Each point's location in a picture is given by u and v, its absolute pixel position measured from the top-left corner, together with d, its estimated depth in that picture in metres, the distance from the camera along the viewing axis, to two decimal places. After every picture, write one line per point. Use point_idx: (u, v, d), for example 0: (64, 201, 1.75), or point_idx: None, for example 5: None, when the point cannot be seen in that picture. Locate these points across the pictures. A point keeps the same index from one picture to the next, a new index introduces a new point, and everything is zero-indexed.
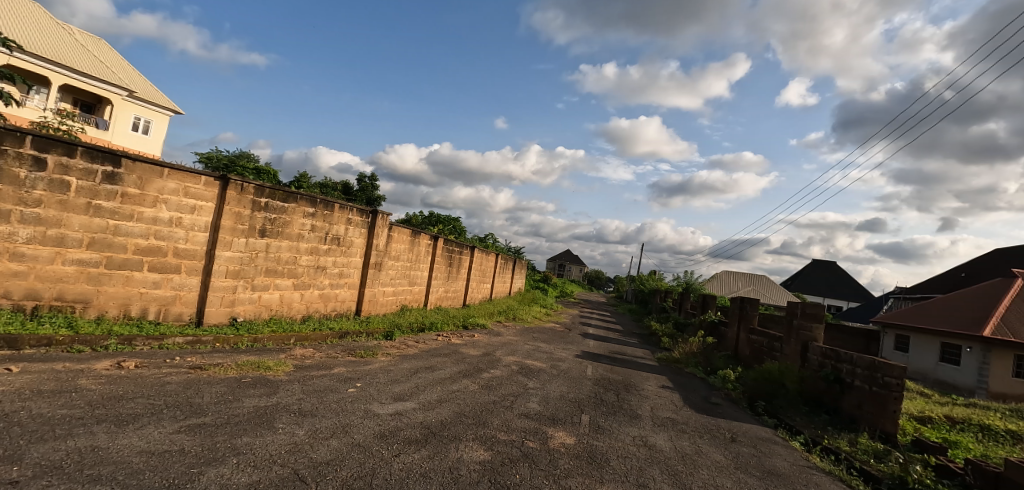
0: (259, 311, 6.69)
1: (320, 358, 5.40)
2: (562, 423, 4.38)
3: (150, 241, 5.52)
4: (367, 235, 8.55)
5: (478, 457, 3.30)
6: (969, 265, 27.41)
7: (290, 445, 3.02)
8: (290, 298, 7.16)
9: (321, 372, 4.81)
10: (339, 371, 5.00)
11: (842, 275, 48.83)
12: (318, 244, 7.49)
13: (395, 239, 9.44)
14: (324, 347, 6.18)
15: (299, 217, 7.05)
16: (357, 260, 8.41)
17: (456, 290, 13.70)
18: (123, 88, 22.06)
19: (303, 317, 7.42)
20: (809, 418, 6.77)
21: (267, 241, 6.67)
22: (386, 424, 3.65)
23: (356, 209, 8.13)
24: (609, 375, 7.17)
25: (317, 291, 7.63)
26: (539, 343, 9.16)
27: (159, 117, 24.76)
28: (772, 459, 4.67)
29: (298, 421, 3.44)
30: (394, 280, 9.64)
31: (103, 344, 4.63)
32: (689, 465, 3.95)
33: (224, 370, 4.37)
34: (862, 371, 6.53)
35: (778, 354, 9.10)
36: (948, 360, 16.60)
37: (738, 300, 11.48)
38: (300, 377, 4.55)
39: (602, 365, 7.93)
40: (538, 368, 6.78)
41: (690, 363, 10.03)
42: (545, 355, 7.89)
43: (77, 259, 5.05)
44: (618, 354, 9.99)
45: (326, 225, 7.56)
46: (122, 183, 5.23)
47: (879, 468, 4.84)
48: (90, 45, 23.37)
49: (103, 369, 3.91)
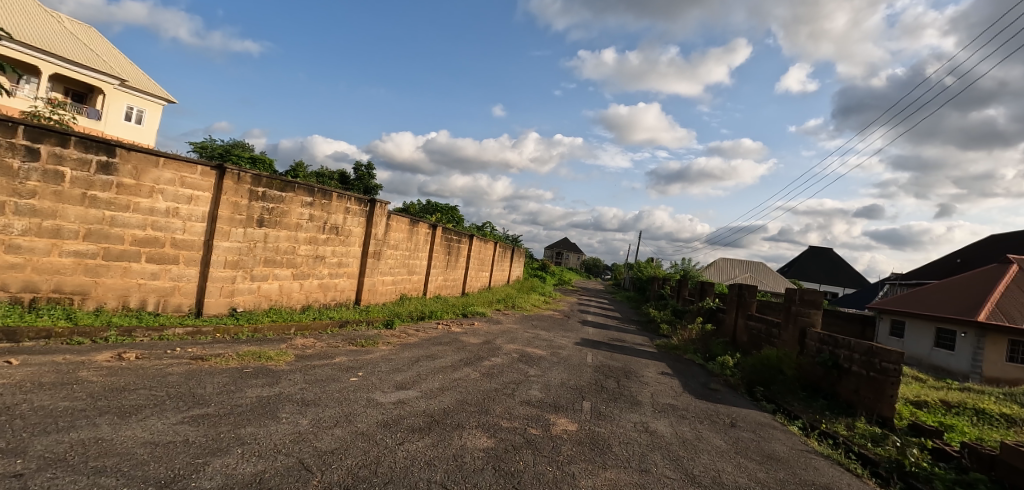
0: (258, 301, 6.66)
1: (321, 347, 5.41)
2: (564, 410, 4.41)
3: (147, 232, 5.48)
4: (365, 224, 8.50)
5: (482, 445, 3.32)
6: (964, 251, 27.61)
7: (294, 434, 3.03)
8: (290, 288, 7.14)
9: (323, 362, 4.81)
10: (341, 360, 5.00)
11: (839, 262, 49.17)
12: (317, 233, 7.45)
13: (394, 228, 9.40)
14: (324, 336, 6.18)
15: (296, 207, 6.99)
16: (356, 249, 8.38)
17: (455, 278, 13.71)
18: (114, 77, 21.75)
19: (303, 307, 7.41)
20: (807, 403, 6.82)
21: (265, 231, 6.62)
22: (389, 413, 3.67)
23: (354, 197, 8.07)
24: (609, 362, 7.20)
25: (317, 281, 7.60)
26: (539, 331, 9.20)
27: (152, 107, 24.50)
28: (771, 443, 4.72)
29: (301, 410, 3.44)
30: (393, 269, 9.62)
31: (103, 336, 4.62)
32: (691, 450, 3.99)
33: (226, 361, 4.37)
34: (859, 357, 6.62)
35: (776, 340, 9.17)
36: (942, 345, 16.82)
37: (736, 286, 11.55)
38: (301, 366, 4.54)
39: (601, 352, 7.96)
40: (539, 355, 6.79)
41: (689, 349, 10.08)
42: (545, 343, 7.92)
43: (74, 251, 5.01)
44: (616, 341, 10.04)
45: (325, 215, 7.52)
46: (117, 173, 5.18)
47: (876, 452, 4.91)
48: (79, 33, 23.00)
49: (104, 361, 3.89)
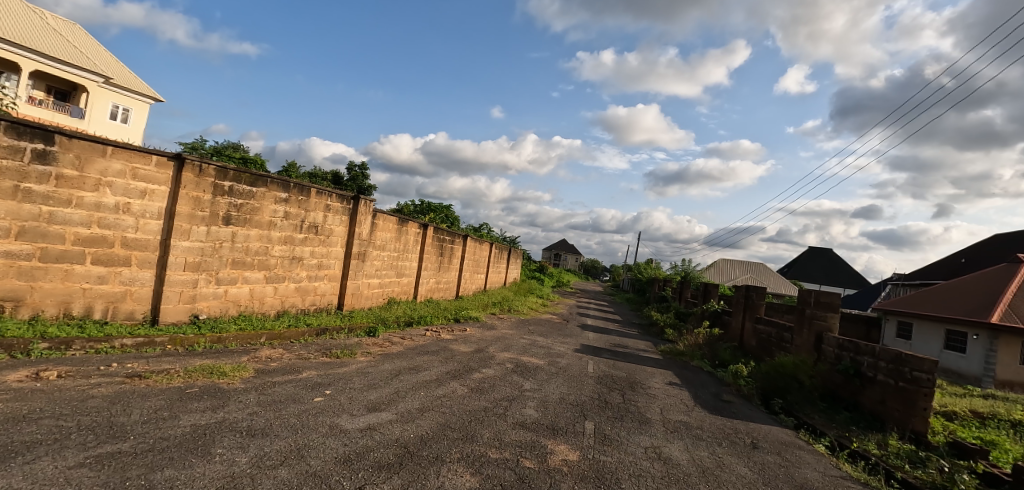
0: (225, 307, 5.99)
1: (288, 360, 4.77)
2: (564, 434, 3.79)
3: (92, 231, 4.86)
4: (348, 223, 7.88)
5: (463, 485, 2.70)
6: (968, 251, 27.20)
7: (224, 479, 2.40)
8: (262, 292, 6.46)
9: (286, 378, 4.18)
10: (309, 375, 4.36)
11: (840, 263, 48.71)
12: (293, 233, 6.82)
13: (381, 228, 8.78)
14: (296, 345, 5.53)
15: (269, 203, 6.36)
16: (338, 250, 7.74)
17: (448, 280, 13.06)
18: (98, 74, 21.08)
19: (278, 313, 6.73)
20: (829, 415, 6.20)
21: (233, 229, 5.96)
22: (353, 444, 3.03)
23: (335, 194, 7.46)
24: (612, 372, 6.59)
25: (293, 285, 6.94)
26: (536, 337, 8.57)
27: (138, 105, 23.83)
28: (801, 469, 4.12)
29: (242, 444, 2.82)
30: (380, 271, 8.98)
31: (27, 349, 3.99)
32: (712, 483, 3.38)
33: (168, 378, 3.75)
34: (886, 365, 6.12)
35: (789, 346, 8.56)
36: (952, 347, 16.32)
37: (743, 288, 10.98)
38: (259, 384, 3.92)
39: (603, 360, 7.33)
40: (535, 365, 6.17)
41: (696, 355, 9.44)
42: (542, 351, 7.29)
43: (5, 252, 4.40)
44: (619, 347, 9.42)
45: (302, 212, 6.89)
46: (57, 163, 4.57)
47: (918, 476, 4.31)
48: (63, 29, 22.36)
49: (15, 381, 3.28)
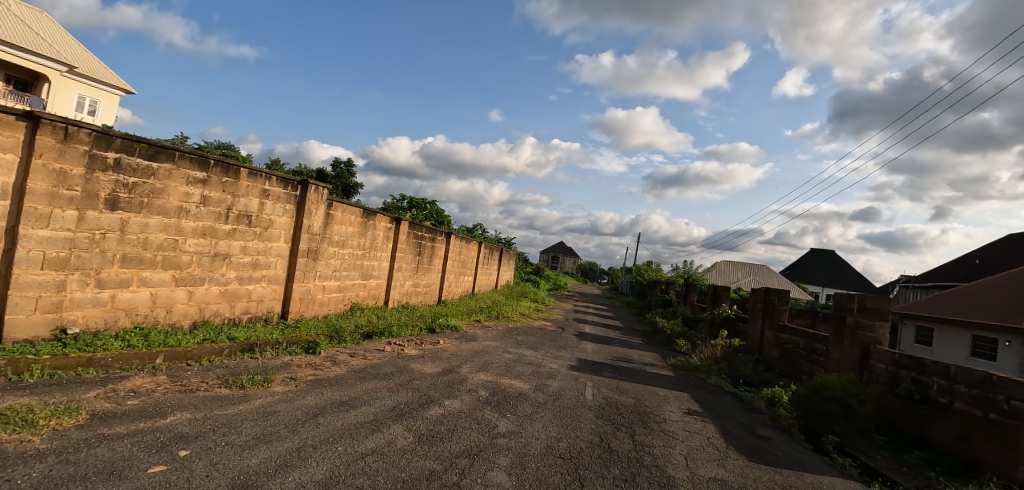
0: (112, 318, 4.59)
1: (161, 395, 3.37)
2: None
3: None
4: (295, 213, 6.49)
5: None
6: (980, 252, 26.08)
7: None
8: (169, 298, 5.07)
9: (131, 429, 2.78)
10: (173, 422, 2.96)
11: (842, 264, 47.56)
12: (216, 223, 5.43)
13: (339, 221, 7.39)
14: (195, 370, 4.12)
15: (178, 184, 4.97)
16: (280, 246, 6.35)
17: (429, 283, 11.67)
18: (61, 63, 19.66)
19: (193, 324, 5.32)
20: (895, 455, 4.83)
21: (123, 216, 4.58)
22: None
23: (275, 176, 6.07)
24: (615, 398, 5.22)
25: (217, 288, 5.56)
26: (523, 350, 7.18)
27: (108, 97, 22.55)
28: None
29: None
30: (339, 272, 7.59)
31: None
32: None
33: None
34: (968, 390, 4.75)
35: (824, 361, 7.18)
36: (980, 353, 15.02)
37: (762, 291, 9.61)
38: (73, 444, 2.53)
39: (605, 382, 5.93)
40: (517, 392, 4.79)
41: (713, 371, 8.05)
42: (529, 369, 5.90)
43: None
44: (621, 361, 8.02)
45: (228, 198, 5.50)
46: None
47: None
48: (27, 17, 20.99)
49: None
